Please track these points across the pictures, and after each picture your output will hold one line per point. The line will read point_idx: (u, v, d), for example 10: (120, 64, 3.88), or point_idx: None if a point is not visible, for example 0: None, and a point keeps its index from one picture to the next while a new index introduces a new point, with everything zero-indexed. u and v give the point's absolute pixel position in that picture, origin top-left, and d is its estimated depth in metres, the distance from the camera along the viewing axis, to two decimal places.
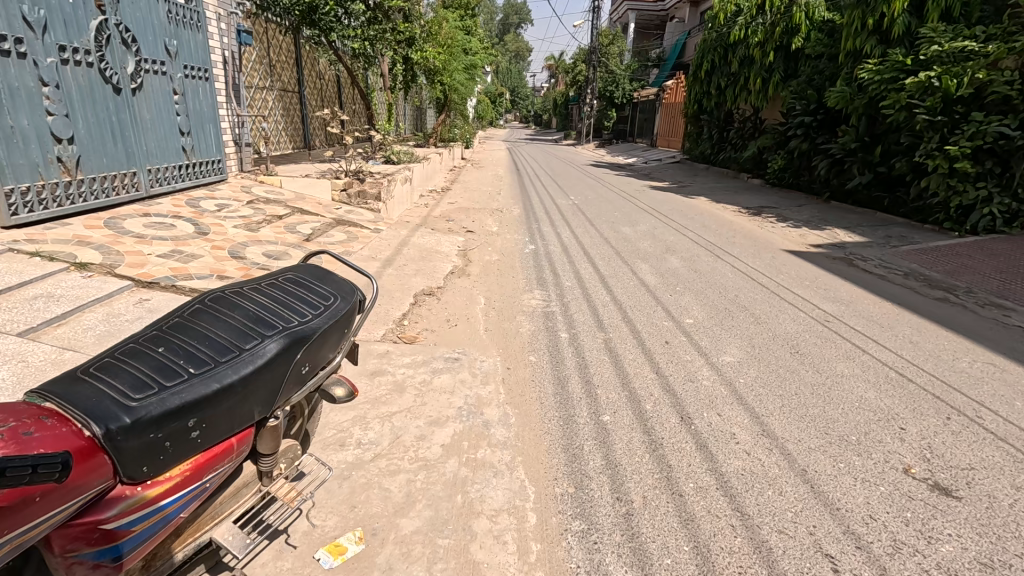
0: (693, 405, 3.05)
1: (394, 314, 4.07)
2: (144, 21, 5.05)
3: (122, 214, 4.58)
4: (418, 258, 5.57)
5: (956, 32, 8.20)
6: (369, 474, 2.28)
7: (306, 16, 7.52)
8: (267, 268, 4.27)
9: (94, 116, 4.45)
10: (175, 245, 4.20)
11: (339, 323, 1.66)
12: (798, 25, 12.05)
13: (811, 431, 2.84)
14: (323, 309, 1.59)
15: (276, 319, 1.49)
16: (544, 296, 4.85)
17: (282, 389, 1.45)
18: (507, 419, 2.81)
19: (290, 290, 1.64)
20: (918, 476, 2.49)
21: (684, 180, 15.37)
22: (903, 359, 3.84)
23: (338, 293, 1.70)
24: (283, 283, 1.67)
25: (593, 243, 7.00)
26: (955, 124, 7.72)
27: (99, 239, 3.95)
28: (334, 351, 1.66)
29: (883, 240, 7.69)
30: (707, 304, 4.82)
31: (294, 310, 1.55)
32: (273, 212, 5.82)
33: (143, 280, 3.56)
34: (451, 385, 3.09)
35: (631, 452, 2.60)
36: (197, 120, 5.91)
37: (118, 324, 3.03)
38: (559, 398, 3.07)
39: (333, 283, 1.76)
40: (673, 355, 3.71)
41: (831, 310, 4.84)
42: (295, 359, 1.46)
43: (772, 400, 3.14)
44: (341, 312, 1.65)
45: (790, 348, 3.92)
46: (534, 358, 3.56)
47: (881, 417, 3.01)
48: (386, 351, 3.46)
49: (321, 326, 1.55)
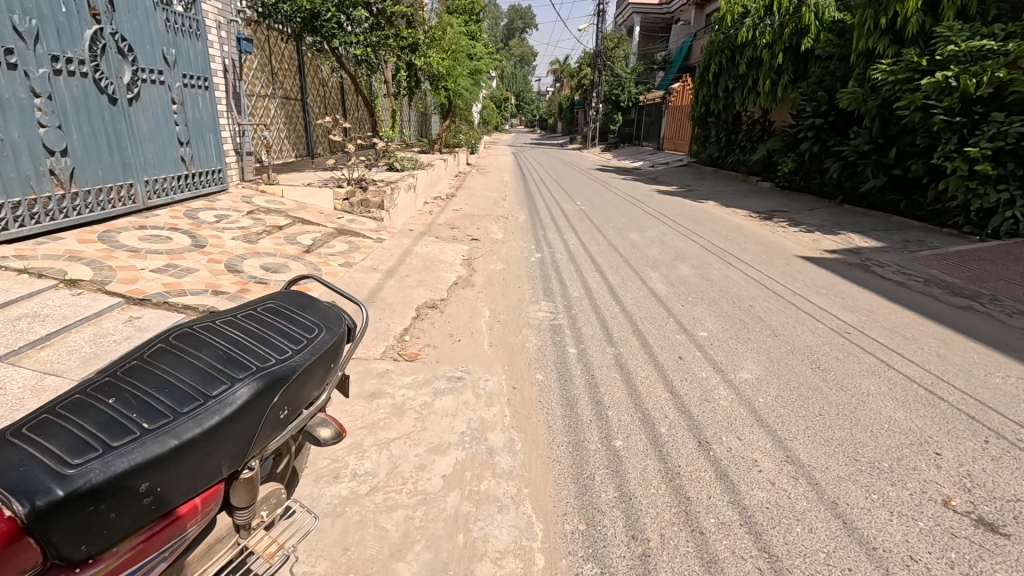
0: (711, 429, 2.86)
1: (396, 329, 3.92)
2: (141, 30, 4.96)
3: (118, 227, 4.47)
4: (422, 268, 5.43)
5: (973, 31, 7.98)
6: (363, 510, 2.11)
7: (308, 23, 7.44)
8: (265, 281, 4.14)
9: (89, 127, 4.35)
10: (170, 258, 4.08)
11: (323, 358, 1.56)
12: (807, 25, 11.83)
13: (839, 457, 2.65)
14: (304, 344, 1.49)
15: (249, 359, 1.38)
16: (551, 308, 4.68)
17: (254, 438, 1.34)
18: (513, 446, 2.64)
19: (266, 324, 1.54)
20: (959, 509, 2.30)
21: (692, 183, 15.16)
22: (932, 375, 3.63)
23: (321, 325, 1.60)
24: (259, 316, 1.57)
25: (601, 251, 6.82)
26: (974, 125, 7.49)
27: (92, 254, 3.84)
28: (317, 389, 1.55)
29: (900, 245, 7.45)
30: (720, 315, 4.63)
31: (271, 347, 1.45)
32: (273, 223, 5.70)
33: (134, 297, 3.44)
34: (453, 408, 2.92)
35: (646, 482, 2.42)
36: (196, 129, 5.82)
37: (105, 344, 2.89)
38: (568, 421, 2.90)
39: (316, 314, 1.66)
40: (687, 372, 3.53)
41: (852, 320, 4.63)
42: (271, 403, 1.35)
43: (795, 423, 2.95)
44: (323, 346, 1.55)
45: (811, 363, 3.72)
46: (541, 376, 3.40)
47: (914, 441, 2.81)
48: (386, 370, 3.30)
49: (301, 364, 1.45)
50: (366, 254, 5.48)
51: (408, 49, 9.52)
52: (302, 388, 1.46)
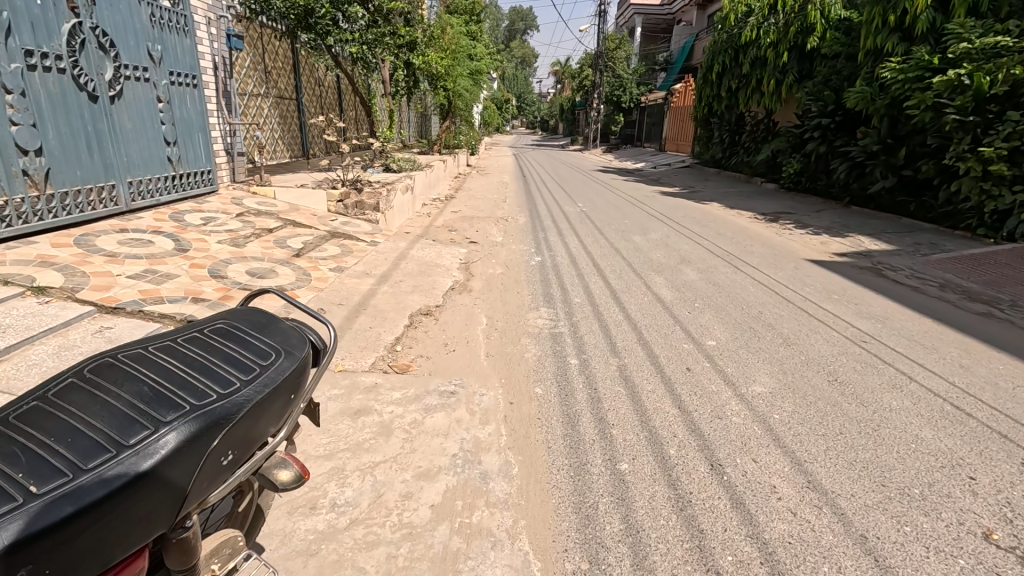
0: (724, 450, 2.64)
1: (386, 338, 3.70)
2: (124, 25, 4.76)
3: (97, 231, 4.27)
4: (417, 273, 5.22)
5: (987, 28, 7.75)
6: (341, 548, 1.90)
7: (302, 20, 7.25)
8: (249, 287, 3.94)
9: (66, 125, 4.15)
10: (149, 264, 3.87)
11: (279, 390, 1.40)
12: (813, 24, 11.63)
13: (865, 482, 2.43)
14: (254, 377, 1.33)
15: (184, 397, 1.21)
16: (551, 315, 4.47)
17: (189, 491, 1.17)
18: (509, 470, 2.43)
19: (212, 353, 1.38)
20: (1002, 544, 2.08)
21: (695, 184, 14.94)
22: (957, 388, 3.41)
23: (278, 352, 1.45)
24: (206, 343, 1.41)
25: (603, 254, 6.60)
26: (988, 124, 7.27)
27: (65, 259, 3.64)
28: (272, 425, 1.39)
29: (912, 248, 7.22)
30: (729, 323, 4.42)
31: (216, 378, 1.29)
32: (263, 225, 5.49)
33: (106, 305, 3.24)
34: (445, 427, 2.71)
35: (655, 512, 2.20)
36: (184, 129, 5.62)
37: (70, 358, 2.69)
38: (569, 442, 2.68)
39: (274, 339, 1.50)
40: (696, 385, 3.31)
41: (867, 328, 4.41)
42: (208, 448, 1.19)
43: (815, 443, 2.72)
44: (278, 377, 1.39)
45: (827, 375, 3.50)
46: (540, 391, 3.18)
47: (945, 464, 2.59)
48: (374, 383, 3.09)
49: (247, 401, 1.28)
50: (358, 258, 5.27)
51: (405, 48, 9.34)
52: (253, 424, 1.30)
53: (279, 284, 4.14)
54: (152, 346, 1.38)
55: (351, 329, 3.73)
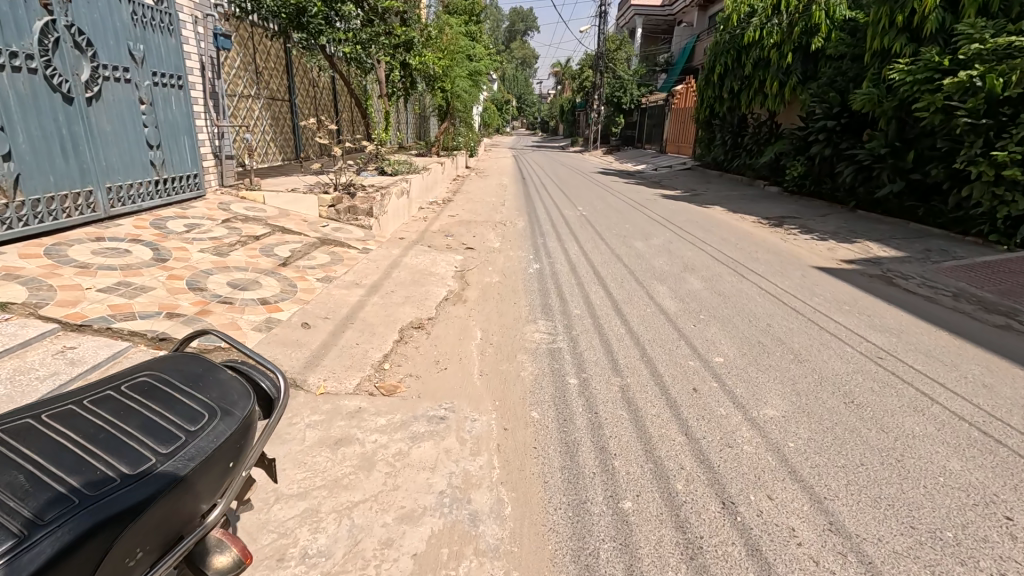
0: (737, 485, 2.42)
1: (374, 355, 3.49)
2: (103, 23, 4.55)
3: (71, 240, 4.06)
4: (410, 282, 5.00)
5: (999, 28, 7.53)
6: None
7: (294, 18, 7.00)
8: (230, 300, 3.72)
9: (38, 129, 3.94)
10: (123, 275, 3.66)
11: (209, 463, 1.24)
12: (817, 24, 11.41)
13: (893, 524, 2.21)
14: (175, 450, 1.17)
15: (83, 483, 1.04)
16: (549, 328, 4.25)
17: None
18: (501, 511, 2.21)
19: (126, 425, 1.21)
20: None
21: (697, 187, 14.73)
22: (983, 411, 3.19)
23: (209, 416, 1.30)
24: (120, 412, 1.25)
25: (604, 261, 6.39)
26: (1002, 127, 7.04)
27: (33, 271, 3.43)
28: (201, 505, 1.22)
29: (922, 255, 7.01)
30: (736, 337, 4.20)
31: (128, 455, 1.13)
32: (250, 232, 5.28)
33: (72, 322, 3.03)
34: (433, 458, 2.49)
35: (663, 562, 1.98)
36: (168, 131, 5.41)
37: (24, 383, 2.48)
38: (567, 475, 2.46)
39: (205, 401, 1.35)
40: (704, 408, 3.09)
41: (882, 343, 4.19)
42: (114, 544, 1.00)
43: (835, 477, 2.50)
44: (208, 448, 1.23)
45: (843, 397, 3.28)
46: (537, 415, 2.96)
47: (978, 502, 2.37)
48: (357, 408, 2.87)
49: (167, 479, 1.11)
50: (349, 266, 5.06)
51: (401, 49, 9.15)
52: (180, 500, 1.13)
53: (262, 296, 3.93)
54: (56, 417, 1.21)
55: (337, 345, 3.51)
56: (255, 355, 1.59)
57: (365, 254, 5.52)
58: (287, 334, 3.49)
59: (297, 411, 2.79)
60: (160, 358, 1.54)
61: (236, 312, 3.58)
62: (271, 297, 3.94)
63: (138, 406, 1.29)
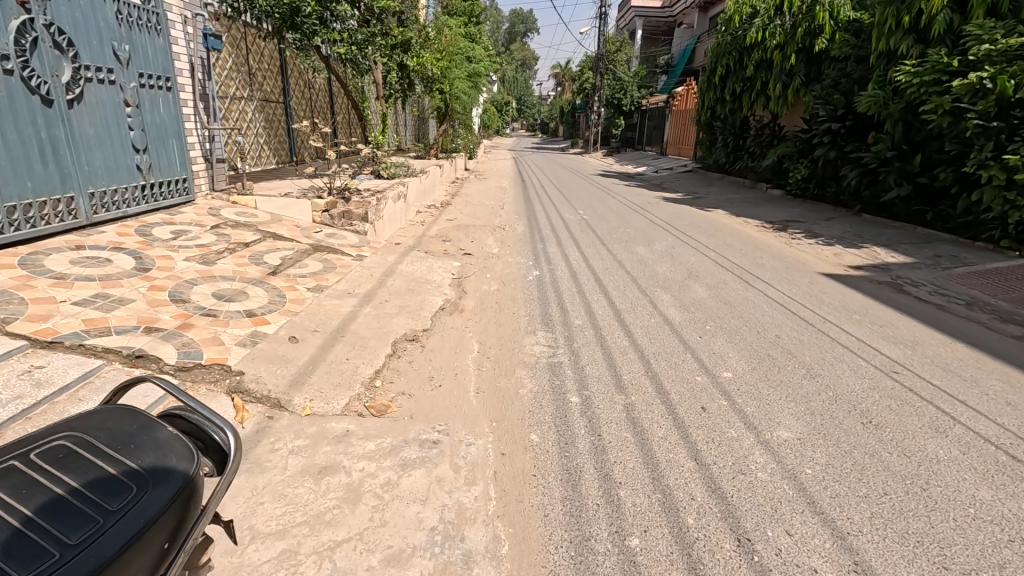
0: (753, 519, 2.24)
1: (365, 371, 3.31)
2: (85, 22, 4.38)
3: (49, 248, 3.89)
4: (405, 291, 4.83)
5: (1009, 28, 7.37)
6: None
7: (287, 19, 6.77)
8: (214, 313, 3.55)
9: (14, 132, 3.77)
10: (101, 286, 3.48)
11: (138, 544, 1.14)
12: (821, 25, 11.26)
13: (923, 564, 2.04)
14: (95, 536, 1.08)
15: None
16: (549, 340, 4.07)
17: None
18: (497, 550, 2.03)
19: (42, 508, 1.13)
20: None
21: (699, 190, 14.57)
22: (1009, 432, 3.01)
23: (138, 491, 1.21)
24: (35, 493, 1.16)
25: (605, 268, 6.21)
26: (1013, 130, 6.87)
27: (4, 283, 3.26)
28: None
29: (932, 261, 6.84)
30: (745, 349, 4.02)
31: (42, 548, 1.04)
32: (240, 239, 5.11)
33: (42, 339, 2.85)
34: (424, 489, 2.31)
35: None
36: (156, 134, 5.24)
37: None
38: (570, 507, 2.28)
39: (138, 472, 1.26)
40: (714, 430, 2.91)
41: (896, 356, 4.01)
42: None
43: (858, 509, 2.32)
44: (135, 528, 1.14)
45: (860, 417, 3.10)
46: (537, 438, 2.78)
47: (1014, 537, 2.19)
48: (345, 431, 2.69)
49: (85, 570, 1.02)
50: (342, 274, 4.89)
51: (398, 50, 8.99)
52: None
53: (248, 307, 3.75)
54: None
55: (326, 361, 3.33)
56: (204, 408, 1.50)
57: (359, 261, 5.35)
58: (274, 349, 3.31)
59: (280, 435, 2.61)
60: (95, 415, 1.46)
61: (219, 326, 3.40)
62: (258, 308, 3.77)
63: (60, 484, 1.20)
